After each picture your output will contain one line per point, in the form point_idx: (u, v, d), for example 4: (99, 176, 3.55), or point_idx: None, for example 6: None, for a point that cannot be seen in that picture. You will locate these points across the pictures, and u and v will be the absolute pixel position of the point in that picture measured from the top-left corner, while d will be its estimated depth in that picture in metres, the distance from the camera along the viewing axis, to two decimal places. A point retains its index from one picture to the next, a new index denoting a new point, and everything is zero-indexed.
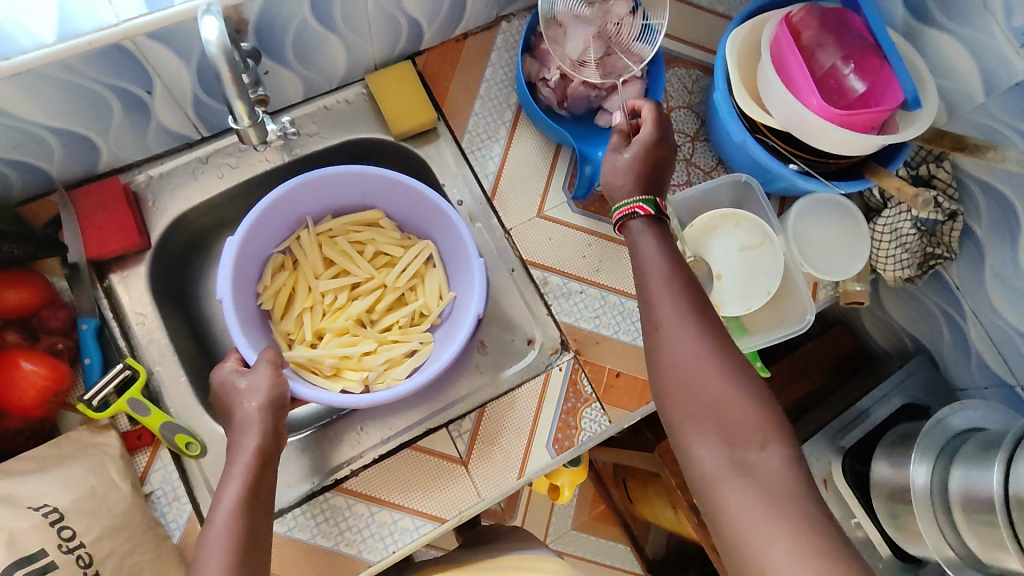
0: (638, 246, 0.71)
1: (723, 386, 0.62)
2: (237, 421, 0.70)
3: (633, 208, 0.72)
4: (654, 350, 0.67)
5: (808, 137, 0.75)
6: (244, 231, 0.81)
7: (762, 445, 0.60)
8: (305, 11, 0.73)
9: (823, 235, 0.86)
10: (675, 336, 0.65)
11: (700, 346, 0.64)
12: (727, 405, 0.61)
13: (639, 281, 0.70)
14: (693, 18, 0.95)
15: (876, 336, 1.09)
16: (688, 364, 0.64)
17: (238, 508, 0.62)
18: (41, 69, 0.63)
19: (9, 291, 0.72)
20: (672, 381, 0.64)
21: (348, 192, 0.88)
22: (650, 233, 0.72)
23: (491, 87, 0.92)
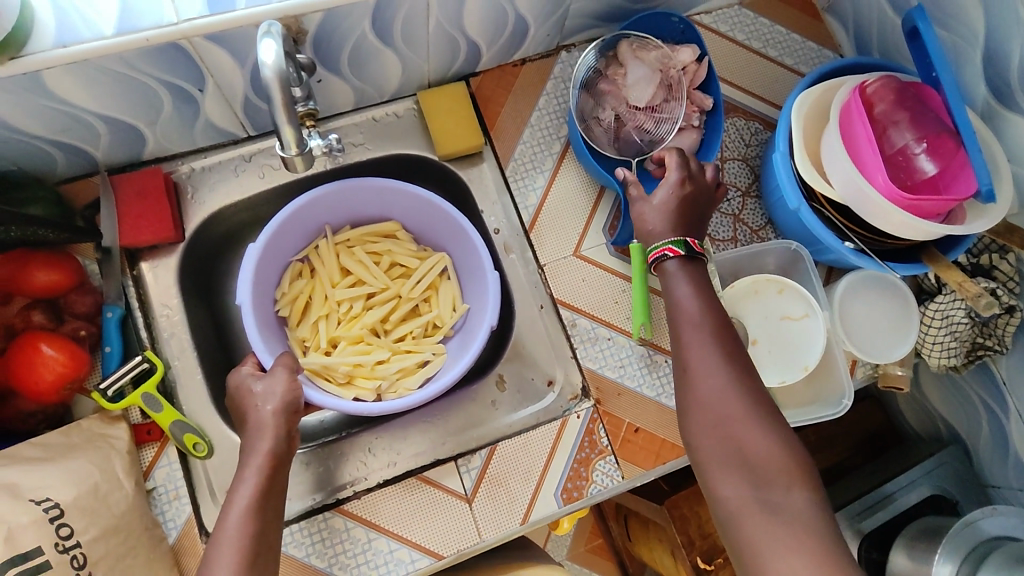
0: (671, 292, 0.70)
1: (752, 458, 0.60)
2: (250, 423, 0.67)
3: (662, 251, 0.71)
4: (692, 410, 0.64)
5: (868, 215, 0.72)
6: (269, 233, 0.80)
7: (787, 488, 0.58)
8: (365, 25, 0.72)
9: (869, 312, 0.82)
10: (708, 407, 0.63)
11: (733, 410, 0.61)
12: (757, 479, 0.59)
13: (675, 339, 0.68)
14: (759, 72, 0.94)
15: (909, 419, 1.03)
16: (723, 432, 0.61)
17: (251, 511, 0.61)
18: (97, 60, 0.62)
19: (41, 272, 0.73)
20: (716, 446, 0.61)
21: (367, 202, 0.87)
22: (684, 276, 0.70)
23: (543, 117, 0.91)
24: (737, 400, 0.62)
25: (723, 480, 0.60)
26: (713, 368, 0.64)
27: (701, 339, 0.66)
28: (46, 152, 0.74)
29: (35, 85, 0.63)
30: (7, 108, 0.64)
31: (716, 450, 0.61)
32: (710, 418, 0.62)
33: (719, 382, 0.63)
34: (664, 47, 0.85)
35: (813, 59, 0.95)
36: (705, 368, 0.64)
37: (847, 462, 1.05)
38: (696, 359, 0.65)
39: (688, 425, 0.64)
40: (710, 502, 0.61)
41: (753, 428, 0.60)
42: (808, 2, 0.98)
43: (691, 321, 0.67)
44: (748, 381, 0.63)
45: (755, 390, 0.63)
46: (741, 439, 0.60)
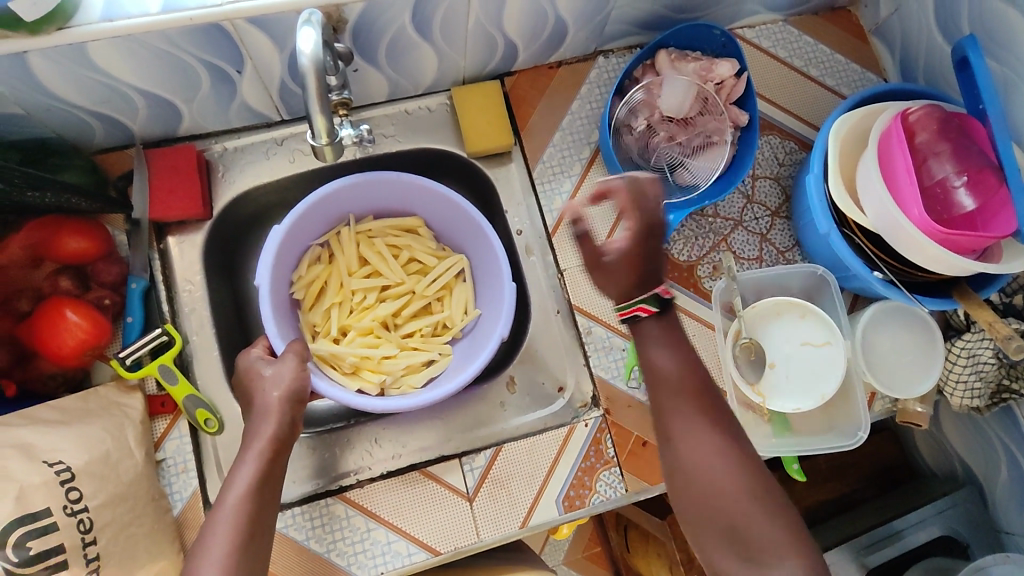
0: (652, 361, 0.68)
1: (743, 521, 0.59)
2: (256, 405, 0.68)
3: (635, 310, 0.69)
4: (675, 479, 0.63)
5: (901, 246, 0.71)
6: (293, 219, 0.81)
7: (779, 552, 0.56)
8: (405, 19, 0.73)
9: (892, 345, 0.81)
10: (694, 480, 0.61)
11: (716, 481, 0.61)
12: (746, 547, 0.58)
13: (655, 406, 0.67)
14: (798, 91, 0.93)
15: (925, 456, 1.00)
16: (711, 497, 0.60)
17: (250, 491, 0.61)
18: (140, 35, 0.64)
19: (72, 238, 0.75)
20: (703, 519, 0.61)
21: (395, 196, 0.88)
22: (663, 346, 0.68)
23: (575, 121, 0.90)
24: (720, 464, 0.61)
25: (716, 554, 0.60)
26: (701, 418, 0.64)
27: (681, 401, 0.65)
28: (84, 122, 0.75)
29: (78, 56, 0.64)
30: (49, 76, 0.66)
31: (704, 523, 0.61)
32: (694, 482, 0.61)
33: (711, 436, 0.63)
34: (702, 60, 0.85)
35: (855, 81, 0.94)
36: (691, 420, 0.64)
37: (855, 494, 1.02)
38: (681, 409, 0.65)
39: (673, 473, 0.63)
40: (709, 560, 0.60)
41: (739, 497, 0.60)
42: (853, 23, 0.96)
43: (671, 369, 0.67)
44: (733, 434, 0.64)
45: (739, 446, 0.63)
46: (730, 490, 0.60)
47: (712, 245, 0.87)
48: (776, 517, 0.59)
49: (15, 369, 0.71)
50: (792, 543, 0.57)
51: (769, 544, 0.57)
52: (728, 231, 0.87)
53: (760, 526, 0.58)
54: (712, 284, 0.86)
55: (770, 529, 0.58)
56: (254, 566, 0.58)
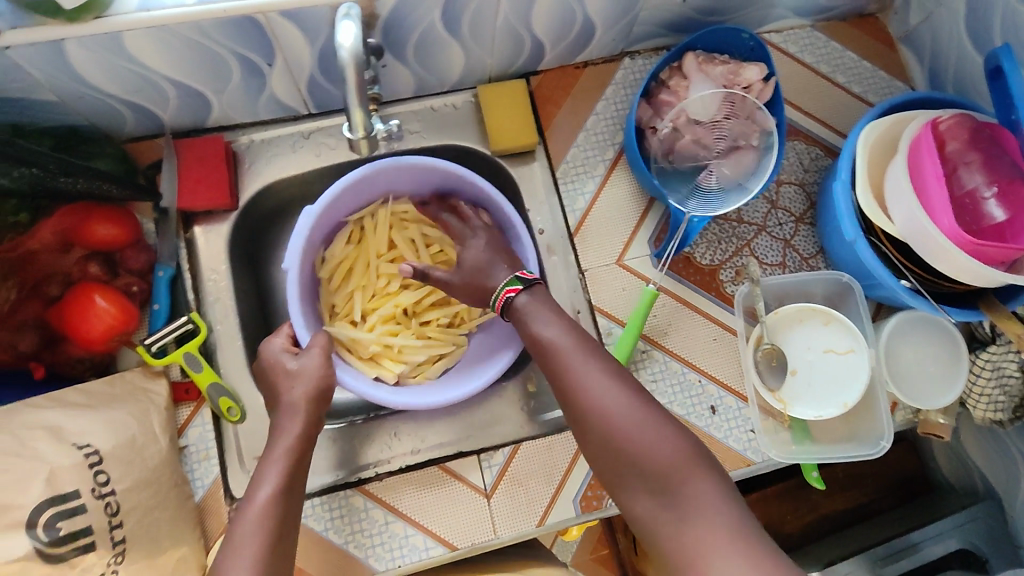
0: (535, 322, 0.70)
1: (648, 455, 0.60)
2: (282, 403, 0.69)
3: (505, 294, 0.74)
4: (581, 429, 0.64)
5: (929, 255, 0.70)
6: (325, 202, 0.80)
7: (685, 477, 0.58)
8: (435, 16, 0.73)
9: (916, 354, 0.81)
10: (596, 425, 0.62)
11: (620, 421, 0.62)
12: (655, 482, 0.59)
13: (548, 364, 0.68)
14: (824, 97, 0.92)
15: (943, 467, 0.99)
16: (616, 438, 0.61)
17: (279, 489, 0.62)
18: (175, 26, 0.64)
19: (102, 225, 0.75)
20: (614, 462, 0.61)
21: (431, 179, 0.86)
22: (538, 309, 0.71)
23: (599, 121, 0.90)
24: (622, 403, 0.63)
25: (632, 496, 0.61)
26: (596, 371, 0.65)
27: (577, 355, 0.66)
28: (116, 110, 0.76)
29: (114, 45, 0.65)
30: (84, 63, 0.66)
31: (615, 466, 0.62)
32: (600, 427, 0.62)
33: (607, 385, 0.64)
34: (730, 63, 0.84)
35: (882, 88, 0.93)
36: (587, 374, 0.65)
37: (875, 504, 1.01)
38: (574, 367, 0.65)
39: (583, 432, 0.64)
40: (626, 504, 0.61)
41: (643, 432, 0.61)
42: (882, 30, 0.96)
43: (556, 334, 0.68)
44: (627, 380, 0.65)
45: (633, 386, 0.64)
46: (632, 433, 0.61)
47: (736, 249, 0.87)
48: (674, 441, 0.60)
49: (44, 352, 0.73)
50: (698, 468, 0.59)
51: (680, 477, 0.58)
52: (752, 236, 0.87)
53: (669, 462, 0.59)
54: (734, 289, 0.86)
55: (671, 456, 0.59)
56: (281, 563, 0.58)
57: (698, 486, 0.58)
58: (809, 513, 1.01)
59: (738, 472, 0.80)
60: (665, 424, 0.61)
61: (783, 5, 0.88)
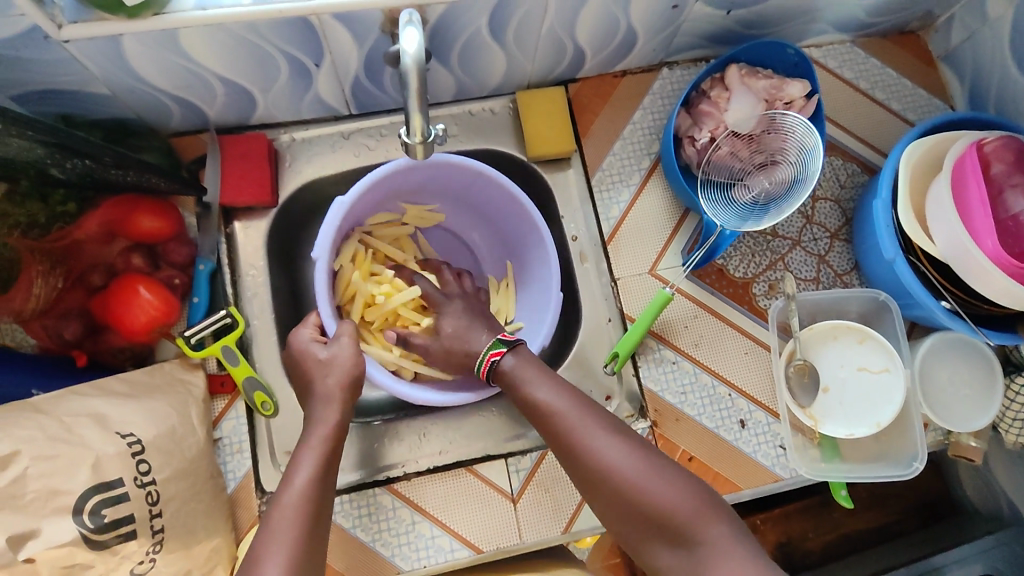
0: (526, 384, 0.69)
1: (662, 509, 0.59)
2: (316, 393, 0.70)
3: (489, 358, 0.73)
4: (592, 489, 0.63)
5: (969, 276, 0.70)
6: (357, 191, 0.76)
7: (703, 525, 0.58)
8: (482, 22, 0.74)
9: (952, 376, 0.80)
10: (605, 484, 0.62)
11: (628, 477, 0.61)
12: (674, 535, 0.58)
13: (546, 428, 0.67)
14: (863, 114, 0.92)
15: (969, 492, 0.97)
16: (627, 496, 0.61)
17: (316, 473, 0.62)
18: (230, 24, 0.65)
19: (147, 218, 0.77)
20: (630, 519, 0.61)
21: (455, 178, 0.83)
22: (528, 367, 0.71)
23: (636, 131, 0.90)
24: (628, 458, 0.62)
25: (653, 551, 0.60)
26: (594, 430, 0.64)
27: (576, 416, 0.66)
28: (164, 105, 0.77)
29: (169, 41, 0.66)
30: (140, 59, 0.68)
31: (631, 523, 0.61)
32: (610, 485, 0.62)
33: (607, 442, 0.63)
34: (773, 78, 0.84)
35: (922, 107, 0.93)
36: (587, 433, 0.64)
37: (900, 526, 1.00)
38: (571, 427, 0.65)
39: (590, 491, 0.64)
40: (648, 559, 0.61)
41: (653, 482, 0.60)
42: (923, 48, 0.95)
43: (549, 396, 0.68)
44: (628, 435, 0.65)
45: (634, 438, 0.65)
46: (640, 488, 0.60)
47: (770, 264, 0.87)
48: (683, 487, 0.60)
49: (86, 341, 0.74)
50: (713, 512, 0.59)
51: (693, 527, 0.58)
52: (786, 250, 0.87)
53: (681, 513, 0.58)
54: (768, 303, 0.86)
55: (684, 504, 0.59)
56: (316, 549, 0.58)
57: (715, 531, 0.57)
58: (830, 532, 0.99)
59: (764, 487, 0.80)
60: (672, 474, 0.61)
61: (825, 20, 0.88)
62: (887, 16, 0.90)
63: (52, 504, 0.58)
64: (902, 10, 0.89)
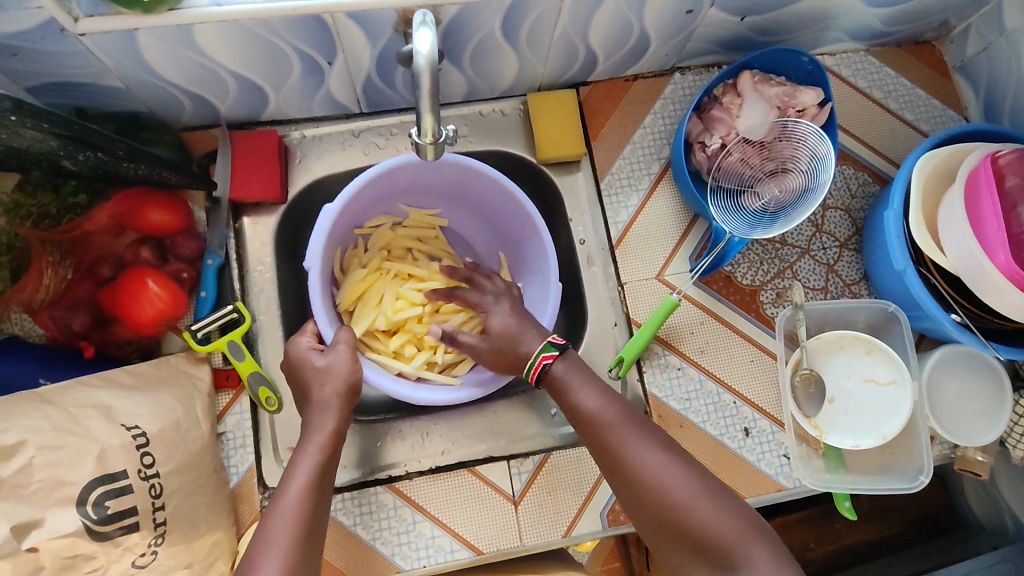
0: (574, 389, 0.68)
1: (706, 529, 0.57)
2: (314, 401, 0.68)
3: (539, 361, 0.70)
4: (633, 502, 0.62)
5: (981, 288, 0.70)
6: (346, 198, 0.75)
7: (745, 550, 0.56)
8: (495, 24, 0.74)
9: (959, 390, 0.80)
10: (648, 498, 0.60)
11: (673, 493, 0.59)
12: (715, 556, 0.57)
13: (591, 435, 0.66)
14: (875, 123, 0.92)
15: (974, 506, 0.96)
16: (671, 512, 0.59)
17: (313, 478, 0.61)
18: (244, 21, 0.65)
19: (156, 211, 0.77)
20: (670, 537, 0.59)
21: (445, 177, 0.82)
22: (576, 373, 0.69)
23: (647, 135, 0.90)
24: (674, 474, 0.61)
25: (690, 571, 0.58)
26: (643, 443, 0.63)
27: (624, 426, 0.65)
28: (177, 99, 0.78)
29: (184, 36, 0.66)
30: (155, 54, 0.68)
31: (671, 540, 0.59)
32: (653, 499, 0.60)
33: (655, 457, 0.62)
34: (787, 85, 0.84)
35: (936, 117, 0.92)
36: (635, 445, 0.63)
37: (903, 538, 0.99)
38: (619, 438, 0.64)
39: (631, 504, 0.62)
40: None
41: (699, 503, 0.59)
42: (938, 58, 0.94)
43: (598, 404, 0.66)
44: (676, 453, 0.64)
45: (683, 455, 0.63)
46: (687, 507, 0.58)
47: (778, 272, 0.86)
48: (730, 509, 0.59)
49: (93, 332, 0.74)
50: (756, 538, 0.57)
51: (740, 553, 0.56)
52: (795, 258, 0.87)
53: (727, 536, 0.57)
54: (775, 311, 0.85)
55: (730, 528, 0.57)
56: (311, 553, 0.56)
57: (758, 557, 0.55)
58: (832, 543, 0.99)
59: (768, 496, 0.80)
60: (719, 497, 0.59)
61: (839, 29, 0.88)
62: (903, 26, 0.89)
63: (56, 495, 0.58)
64: (918, 20, 0.88)
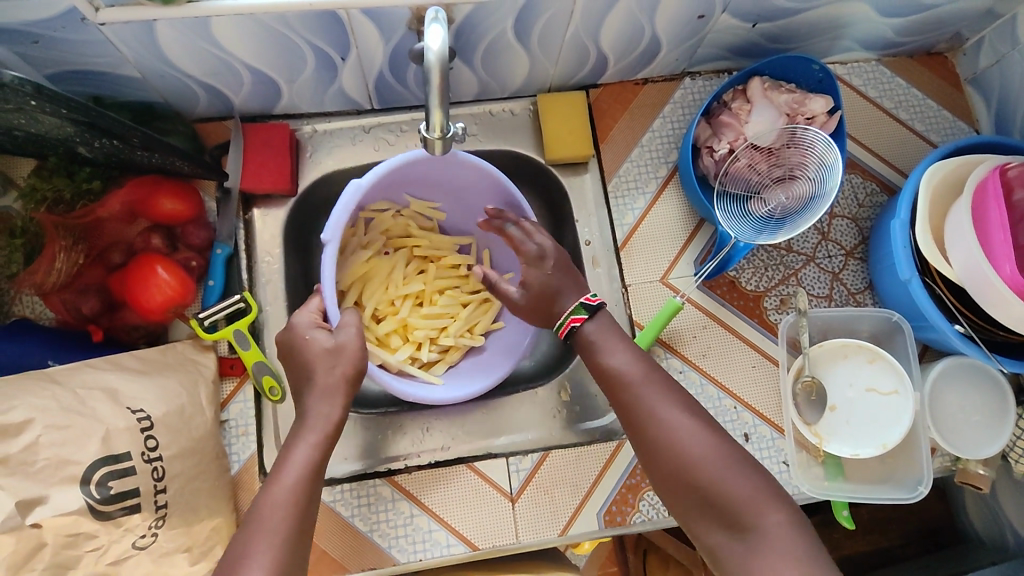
0: (601, 349, 0.67)
1: (722, 490, 0.56)
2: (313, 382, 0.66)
3: (568, 323, 0.70)
4: (651, 459, 0.60)
5: (987, 300, 0.69)
6: (371, 181, 0.74)
7: (759, 513, 0.54)
8: (508, 23, 0.74)
9: (961, 403, 0.79)
10: (665, 457, 0.59)
11: (690, 452, 0.58)
12: (730, 518, 0.55)
13: (615, 393, 0.65)
14: (885, 133, 0.92)
15: (975, 522, 0.94)
16: (687, 470, 0.57)
17: (307, 473, 0.59)
18: (260, 15, 0.66)
19: (167, 200, 0.78)
20: (685, 494, 0.58)
21: (457, 175, 0.82)
22: (604, 334, 0.68)
23: (655, 139, 0.91)
24: (696, 433, 0.59)
25: (705, 531, 0.57)
26: (665, 401, 0.61)
27: (647, 385, 0.63)
28: (191, 90, 0.79)
29: (201, 29, 0.67)
30: (172, 45, 0.69)
31: (687, 500, 0.58)
32: (670, 457, 0.58)
33: (674, 416, 0.60)
34: (796, 93, 0.84)
35: (946, 129, 0.92)
36: (656, 403, 0.62)
37: (901, 550, 0.98)
38: (643, 396, 0.62)
39: (647, 462, 0.61)
40: (698, 537, 0.58)
41: (718, 464, 0.57)
42: (950, 70, 0.94)
43: (626, 365, 0.65)
44: (699, 412, 0.62)
45: (706, 415, 0.61)
46: (705, 467, 0.57)
47: (782, 278, 0.86)
48: (750, 471, 0.57)
49: (103, 317, 0.75)
50: (772, 503, 0.55)
51: (755, 515, 0.54)
52: (800, 265, 0.87)
53: (740, 498, 0.55)
54: (778, 317, 0.85)
55: (747, 490, 0.55)
56: (300, 547, 0.55)
57: (772, 521, 0.54)
58: (831, 553, 0.99)
59: None
60: (739, 459, 0.57)
61: (850, 38, 0.88)
62: (915, 37, 0.89)
63: (61, 473, 0.60)
64: (930, 31, 0.88)
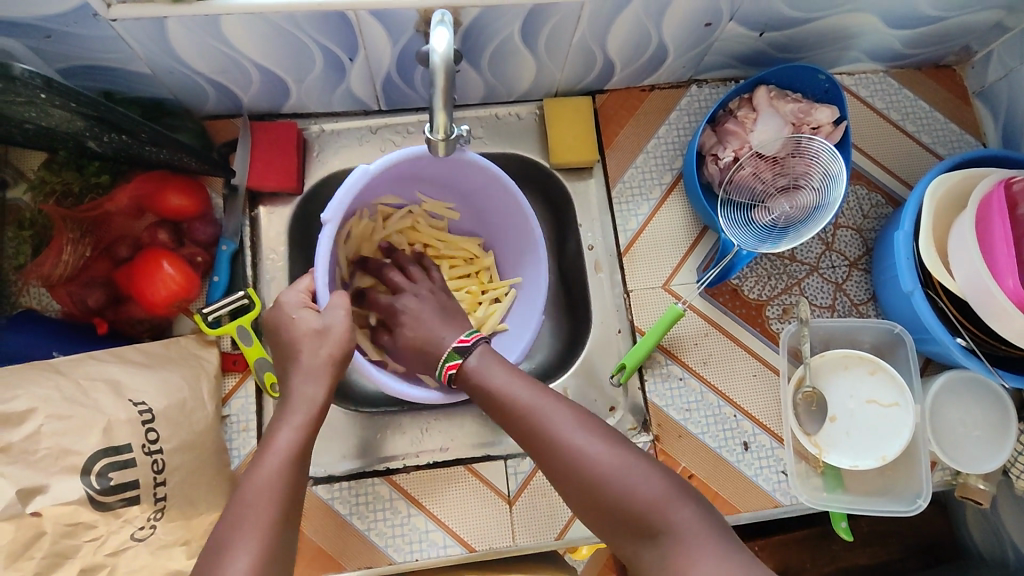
0: (489, 377, 0.66)
1: (632, 500, 0.56)
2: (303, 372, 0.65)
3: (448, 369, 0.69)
4: (559, 479, 0.60)
5: (990, 315, 0.69)
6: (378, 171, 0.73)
7: (671, 516, 0.55)
8: (514, 28, 0.75)
9: (962, 417, 0.79)
10: (572, 476, 0.59)
11: (596, 468, 0.58)
12: (644, 529, 0.56)
13: (510, 422, 0.63)
14: (891, 145, 0.91)
15: (975, 536, 0.94)
16: (596, 486, 0.58)
17: (290, 455, 0.59)
18: (270, 15, 0.67)
19: (175, 195, 0.79)
20: (598, 511, 0.58)
21: (472, 177, 0.81)
22: (492, 361, 0.67)
23: (660, 145, 0.91)
24: (598, 448, 0.59)
25: (623, 542, 0.57)
26: (565, 422, 0.61)
27: (540, 405, 0.63)
28: (201, 88, 0.80)
29: (212, 27, 0.68)
30: (182, 43, 0.70)
31: (601, 516, 0.58)
32: (578, 477, 0.58)
33: (580, 437, 0.60)
34: (802, 102, 0.84)
35: (953, 141, 0.92)
36: (558, 424, 0.61)
37: (899, 563, 0.96)
38: (537, 419, 0.62)
39: (557, 483, 0.60)
40: (618, 549, 0.58)
41: (622, 473, 0.58)
42: (958, 83, 0.94)
43: (519, 391, 0.64)
44: (597, 425, 0.62)
45: (603, 426, 0.62)
46: (610, 479, 0.57)
47: (785, 287, 0.86)
48: (653, 474, 0.58)
49: (108, 310, 0.76)
50: (683, 500, 0.56)
51: (666, 518, 0.55)
52: (803, 275, 0.87)
53: (648, 504, 0.56)
54: (780, 327, 0.85)
55: (655, 494, 0.57)
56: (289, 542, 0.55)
57: (684, 518, 0.55)
58: (826, 564, 0.96)
59: (763, 511, 0.80)
60: (642, 463, 0.58)
61: (859, 48, 0.88)
62: (923, 49, 0.89)
63: (61, 463, 0.60)
64: (939, 44, 0.88)
